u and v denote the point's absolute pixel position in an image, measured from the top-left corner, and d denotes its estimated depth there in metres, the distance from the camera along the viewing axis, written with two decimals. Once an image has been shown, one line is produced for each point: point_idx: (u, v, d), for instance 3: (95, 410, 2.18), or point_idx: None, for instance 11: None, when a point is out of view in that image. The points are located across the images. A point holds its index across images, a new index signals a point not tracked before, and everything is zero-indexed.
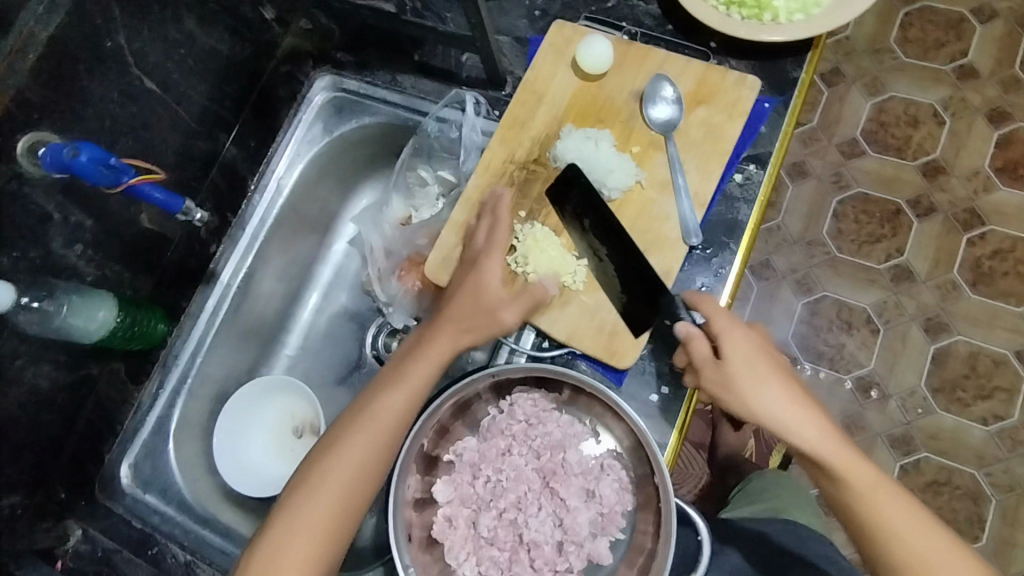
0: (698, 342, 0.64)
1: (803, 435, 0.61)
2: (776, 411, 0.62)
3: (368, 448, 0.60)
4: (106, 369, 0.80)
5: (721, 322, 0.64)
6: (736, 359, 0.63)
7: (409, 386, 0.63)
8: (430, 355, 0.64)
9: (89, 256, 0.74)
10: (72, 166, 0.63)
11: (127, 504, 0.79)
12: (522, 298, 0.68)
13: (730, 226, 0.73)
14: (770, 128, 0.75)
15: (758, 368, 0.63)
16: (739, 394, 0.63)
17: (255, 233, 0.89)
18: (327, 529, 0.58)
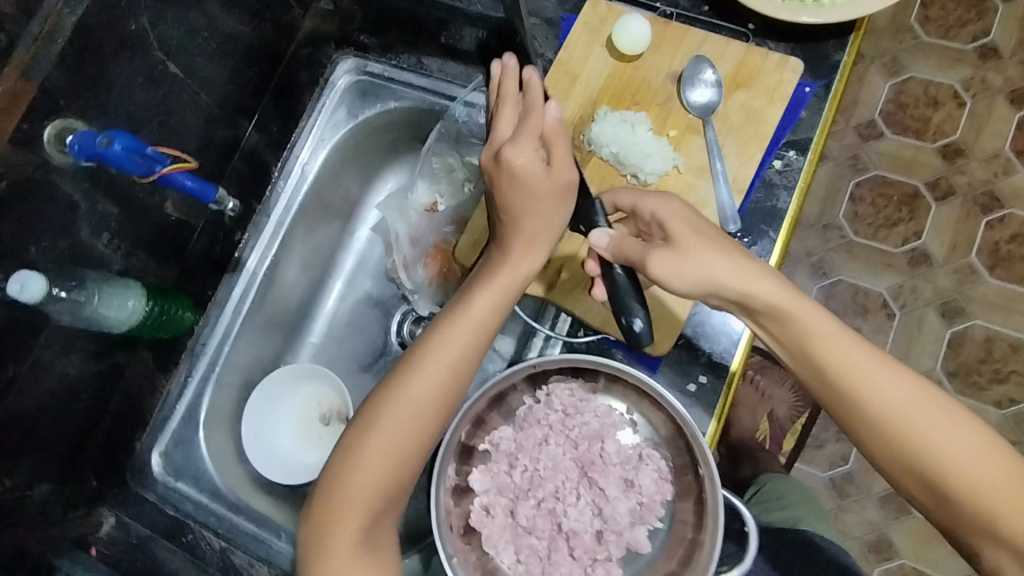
0: (628, 242, 0.60)
1: (770, 302, 0.56)
2: (735, 276, 0.56)
3: (432, 383, 0.59)
4: (134, 358, 0.79)
5: (650, 204, 0.62)
6: (679, 231, 0.59)
7: (480, 311, 0.61)
8: (497, 282, 0.62)
9: (117, 244, 0.73)
10: (105, 155, 0.63)
11: (160, 492, 0.78)
12: (561, 171, 0.62)
13: (769, 213, 0.71)
14: (811, 113, 0.73)
15: (703, 233, 0.58)
16: (693, 265, 0.57)
17: (281, 220, 0.86)
18: (399, 454, 0.58)
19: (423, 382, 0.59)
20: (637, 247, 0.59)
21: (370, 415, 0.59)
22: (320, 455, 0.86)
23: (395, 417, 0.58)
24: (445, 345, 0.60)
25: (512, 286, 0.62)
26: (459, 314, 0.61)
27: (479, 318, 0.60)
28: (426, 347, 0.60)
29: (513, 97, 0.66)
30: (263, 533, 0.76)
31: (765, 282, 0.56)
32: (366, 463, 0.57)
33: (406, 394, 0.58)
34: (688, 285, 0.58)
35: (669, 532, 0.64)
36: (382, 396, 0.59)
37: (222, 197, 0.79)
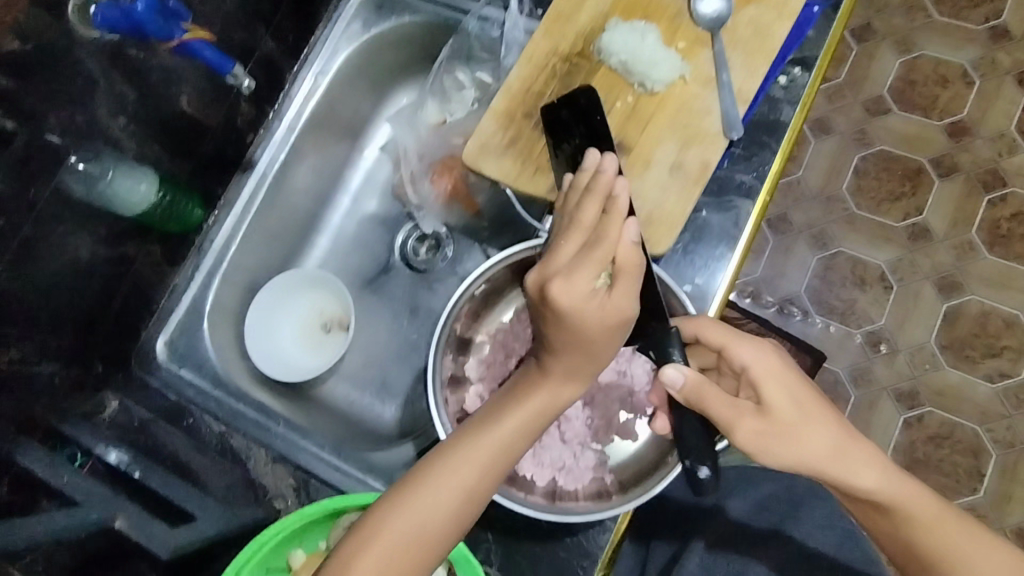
0: (709, 391, 0.54)
1: (851, 458, 0.53)
2: (829, 459, 0.53)
3: (452, 494, 0.53)
4: (143, 251, 0.80)
5: (739, 352, 0.56)
6: (782, 411, 0.54)
7: (524, 416, 0.55)
8: (527, 408, 0.56)
9: (131, 129, 0.75)
10: (134, 14, 0.66)
11: (164, 377, 0.81)
12: (621, 299, 0.53)
13: (771, 125, 0.74)
14: (818, 32, 0.75)
15: (795, 398, 0.54)
16: (785, 446, 0.53)
17: (292, 126, 0.89)
18: (416, 556, 0.51)
19: (455, 478, 0.53)
20: (727, 410, 0.54)
21: (390, 508, 0.52)
22: (324, 359, 0.89)
23: (416, 518, 0.52)
24: (485, 438, 0.54)
25: (555, 409, 0.57)
26: (504, 417, 0.55)
27: (513, 433, 0.55)
28: (463, 440, 0.55)
29: (590, 219, 0.55)
30: (264, 419, 0.79)
31: (857, 465, 0.53)
32: (380, 556, 0.50)
33: (421, 503, 0.52)
34: (783, 467, 0.54)
35: (658, 425, 0.68)
36: (411, 484, 0.53)
37: (239, 73, 0.81)
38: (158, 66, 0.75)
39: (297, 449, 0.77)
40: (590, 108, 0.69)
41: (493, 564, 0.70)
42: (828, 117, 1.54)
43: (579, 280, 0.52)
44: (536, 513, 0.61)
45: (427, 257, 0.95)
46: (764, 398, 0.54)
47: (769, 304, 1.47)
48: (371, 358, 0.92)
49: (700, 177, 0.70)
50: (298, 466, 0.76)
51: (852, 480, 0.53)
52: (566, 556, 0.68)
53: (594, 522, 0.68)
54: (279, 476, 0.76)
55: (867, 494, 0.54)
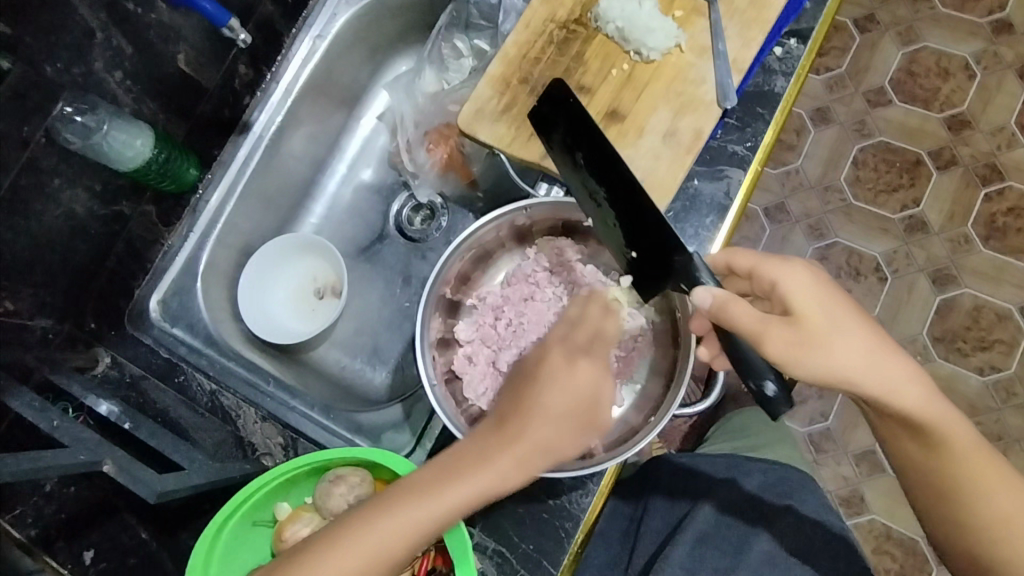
0: (738, 305, 0.56)
1: (884, 370, 0.56)
2: (863, 367, 0.56)
3: (375, 557, 0.49)
4: (139, 210, 0.81)
5: (774, 272, 0.58)
6: (815, 314, 0.56)
7: (472, 489, 0.50)
8: (478, 481, 0.50)
9: (128, 85, 0.75)
10: None
11: (155, 335, 0.80)
12: (585, 379, 0.55)
13: (765, 97, 0.75)
14: (816, 4, 0.76)
15: (832, 312, 0.56)
16: (818, 355, 0.55)
17: (290, 88, 0.87)
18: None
19: (379, 548, 0.49)
20: (757, 321, 0.56)
21: (313, 559, 0.50)
22: (316, 323, 0.90)
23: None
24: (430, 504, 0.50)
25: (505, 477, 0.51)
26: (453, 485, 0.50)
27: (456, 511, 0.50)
28: (400, 509, 0.50)
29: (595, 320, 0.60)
30: (255, 378, 0.79)
31: (890, 372, 0.56)
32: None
33: (337, 565, 0.49)
34: (814, 377, 0.56)
35: (642, 391, 0.70)
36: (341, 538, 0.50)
37: (235, 27, 0.79)
38: (156, 22, 0.75)
39: (286, 408, 0.77)
40: (566, 96, 0.67)
41: (476, 524, 0.71)
42: (829, 107, 1.54)
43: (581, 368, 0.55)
44: None
45: (422, 226, 0.95)
46: (795, 308, 0.57)
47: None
48: (363, 326, 0.93)
49: (692, 145, 0.70)
50: (287, 425, 0.77)
51: (886, 386, 0.56)
52: (549, 518, 0.70)
53: (577, 486, 0.70)
54: (267, 435, 0.77)
55: (900, 404, 0.57)
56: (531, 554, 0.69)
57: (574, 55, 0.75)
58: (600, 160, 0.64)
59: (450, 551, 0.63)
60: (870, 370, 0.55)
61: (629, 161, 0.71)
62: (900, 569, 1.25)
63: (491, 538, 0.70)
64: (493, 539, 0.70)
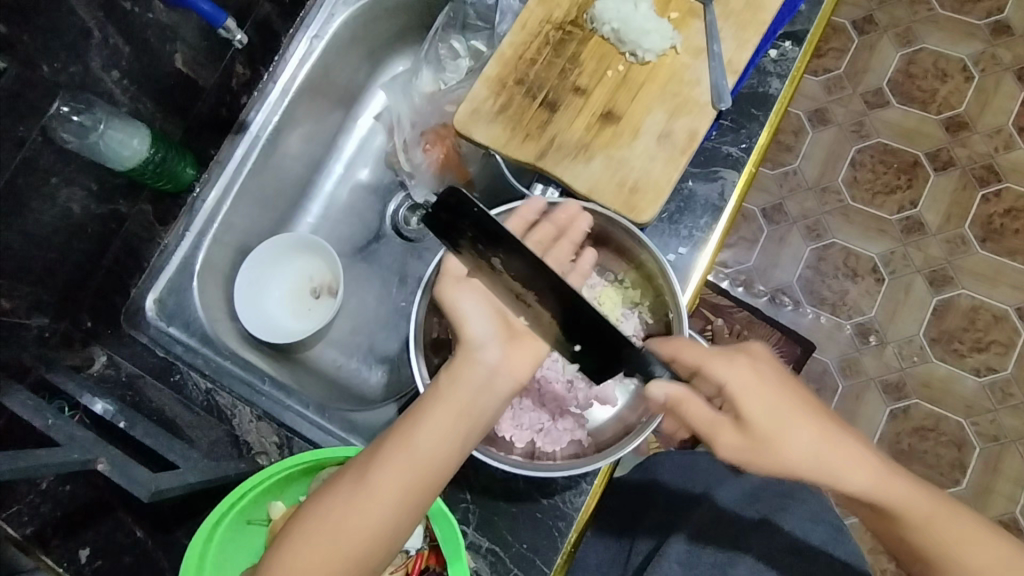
0: (692, 404, 0.56)
1: (831, 460, 0.57)
2: (810, 458, 0.56)
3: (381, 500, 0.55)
4: (135, 209, 0.80)
5: (719, 370, 0.57)
6: (762, 420, 0.56)
7: (436, 431, 0.58)
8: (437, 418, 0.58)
9: (125, 85, 0.75)
10: None
11: (152, 334, 0.80)
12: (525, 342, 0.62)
13: (760, 99, 0.75)
14: (811, 6, 0.76)
15: (777, 407, 0.56)
16: (767, 458, 0.56)
17: (286, 88, 0.88)
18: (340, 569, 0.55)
19: (367, 501, 0.55)
20: (707, 421, 0.57)
21: (305, 530, 0.55)
22: (312, 322, 0.90)
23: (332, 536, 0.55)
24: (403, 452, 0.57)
25: (467, 413, 0.58)
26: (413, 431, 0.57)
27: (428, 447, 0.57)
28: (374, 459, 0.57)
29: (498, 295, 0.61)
30: (251, 377, 0.79)
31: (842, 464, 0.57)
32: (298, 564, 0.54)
33: (345, 513, 0.55)
34: (768, 474, 0.57)
35: (636, 391, 0.69)
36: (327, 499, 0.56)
37: (230, 27, 0.80)
38: (153, 21, 0.75)
39: (281, 408, 0.78)
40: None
41: (470, 523, 0.71)
42: (828, 107, 1.54)
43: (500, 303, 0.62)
44: (514, 469, 0.63)
45: (418, 226, 0.95)
46: (745, 415, 0.56)
47: (761, 293, 1.48)
48: (359, 325, 0.93)
49: (686, 147, 0.71)
50: (283, 424, 0.77)
51: (833, 475, 0.57)
52: (543, 517, 0.70)
53: (571, 485, 0.70)
54: (263, 434, 0.77)
55: (853, 486, 0.58)
56: (525, 553, 0.70)
57: (569, 56, 0.75)
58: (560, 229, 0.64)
59: (435, 528, 0.65)
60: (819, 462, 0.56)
61: (623, 163, 0.71)
62: (896, 569, 1.25)
63: (485, 537, 0.70)
64: (487, 538, 0.70)
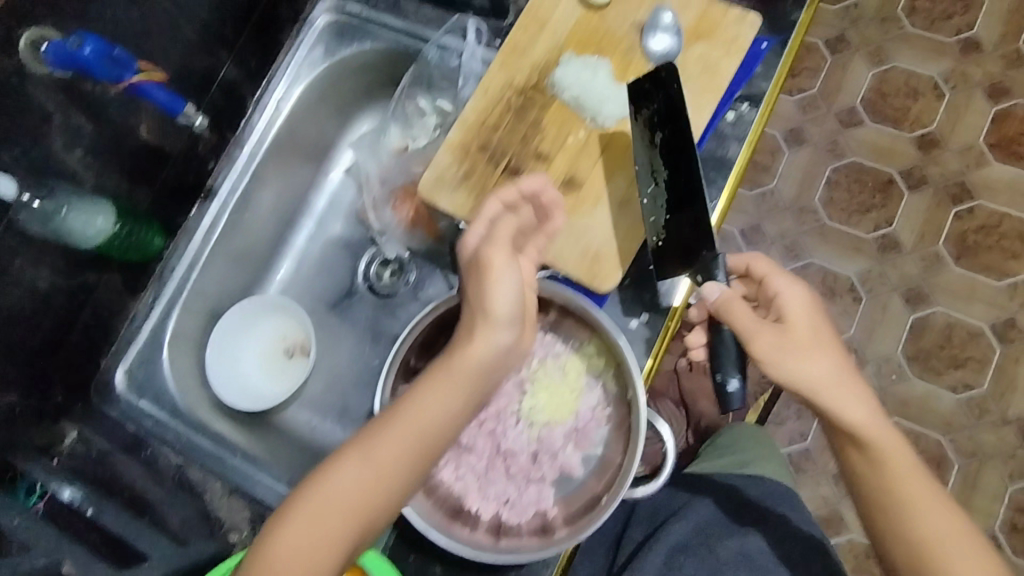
0: (738, 306, 0.66)
1: (838, 386, 0.64)
2: (824, 372, 0.64)
3: (398, 444, 0.56)
4: (104, 278, 0.80)
5: (780, 285, 0.68)
6: (797, 328, 0.65)
7: (417, 416, 0.57)
8: (466, 360, 0.59)
9: (88, 162, 0.74)
10: (77, 58, 0.65)
11: (123, 408, 0.80)
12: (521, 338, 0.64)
13: (719, 163, 0.75)
14: (766, 68, 0.76)
15: (812, 326, 0.66)
16: (790, 359, 0.64)
17: (253, 152, 0.88)
18: (321, 542, 0.53)
19: (352, 477, 0.54)
20: (751, 323, 0.65)
21: (326, 477, 0.55)
22: (285, 384, 0.89)
23: (335, 482, 0.54)
24: (379, 440, 0.56)
25: (461, 375, 0.59)
26: (398, 412, 0.58)
27: (441, 410, 0.58)
28: (367, 438, 0.56)
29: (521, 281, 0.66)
30: (221, 450, 0.79)
31: (851, 390, 0.64)
32: (275, 559, 0.52)
33: (362, 481, 0.55)
34: (782, 376, 0.65)
35: (601, 459, 0.68)
36: (305, 487, 0.55)
37: (190, 112, 0.79)
38: (115, 97, 0.75)
39: (251, 481, 0.78)
40: (670, 79, 0.68)
41: None
42: (803, 127, 1.56)
43: (491, 258, 0.62)
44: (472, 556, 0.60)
45: (390, 282, 0.95)
46: (787, 324, 0.66)
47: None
48: (334, 382, 0.93)
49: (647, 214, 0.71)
50: (253, 497, 0.77)
51: (838, 399, 0.64)
52: None
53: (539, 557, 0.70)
54: (234, 509, 0.77)
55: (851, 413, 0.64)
56: None
57: (531, 121, 0.76)
58: (676, 145, 0.68)
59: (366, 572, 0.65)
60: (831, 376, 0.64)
61: (585, 233, 0.72)
62: None
63: None
64: None
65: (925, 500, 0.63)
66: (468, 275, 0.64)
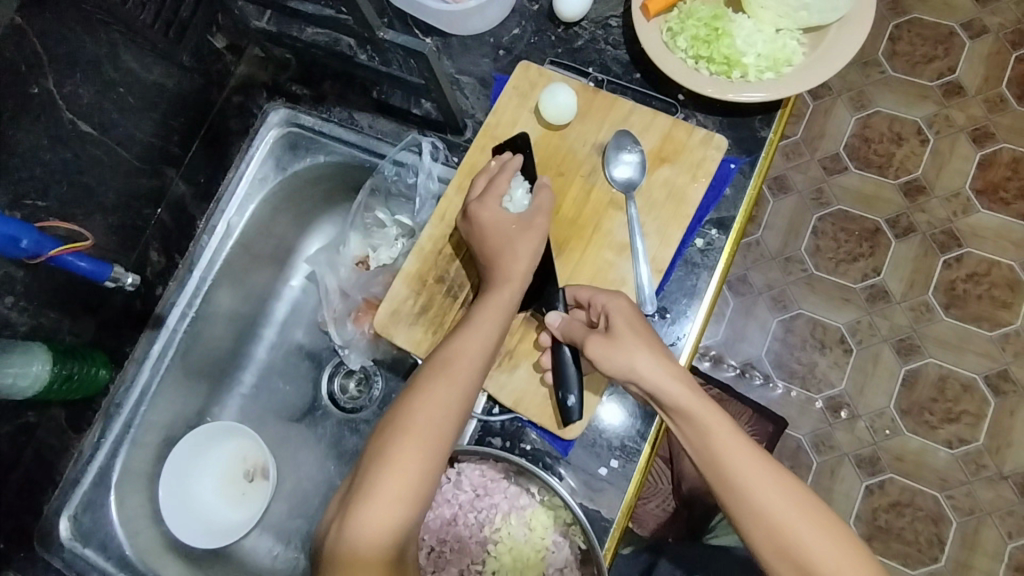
0: (574, 325, 0.64)
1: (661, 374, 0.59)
2: (647, 362, 0.60)
3: (457, 390, 0.61)
4: (45, 416, 0.76)
5: (603, 298, 0.64)
6: (621, 326, 0.61)
7: (485, 326, 0.63)
8: (503, 298, 0.65)
9: (23, 305, 0.71)
10: None
11: (66, 558, 0.76)
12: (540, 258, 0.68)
13: (689, 292, 0.71)
14: (736, 190, 0.73)
15: (634, 324, 0.62)
16: (619, 358, 0.60)
17: (205, 274, 0.85)
18: (415, 477, 0.57)
19: (439, 389, 0.60)
20: (581, 332, 0.63)
21: (405, 406, 0.60)
22: (249, 512, 0.84)
23: (421, 417, 0.59)
24: (454, 365, 0.62)
25: (512, 301, 0.65)
26: (466, 328, 0.64)
27: (494, 321, 0.64)
28: (434, 369, 0.61)
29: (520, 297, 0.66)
30: None
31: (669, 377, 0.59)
32: (383, 498, 0.56)
33: (434, 400, 0.60)
34: (616, 376, 0.61)
35: None
36: (394, 426, 0.59)
37: (119, 273, 0.72)
38: None
39: None
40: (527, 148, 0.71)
41: None
42: (787, 174, 1.50)
43: (539, 223, 0.67)
44: None
45: (355, 394, 0.92)
46: (613, 327, 0.62)
47: (730, 368, 1.42)
48: (297, 501, 0.89)
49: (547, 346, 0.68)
50: None
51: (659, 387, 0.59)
52: None
53: None
54: None
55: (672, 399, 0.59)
56: None
57: None
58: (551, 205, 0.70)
59: None
60: (652, 366, 0.59)
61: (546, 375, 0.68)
62: None
63: None
64: None
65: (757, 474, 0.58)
66: (513, 232, 0.66)
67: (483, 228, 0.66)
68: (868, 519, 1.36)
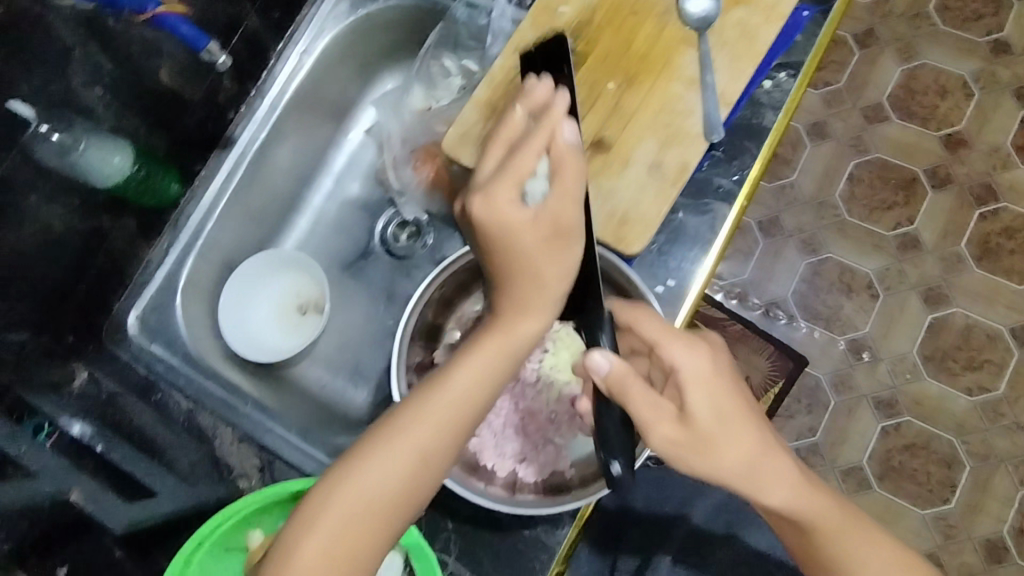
0: (632, 385, 0.55)
1: (757, 469, 0.56)
2: (740, 466, 0.55)
3: (423, 437, 0.55)
4: (117, 223, 0.78)
5: (674, 356, 0.56)
6: (709, 422, 0.54)
7: (466, 381, 0.57)
8: (492, 349, 0.59)
9: (107, 100, 0.73)
10: None
11: (133, 350, 0.80)
12: (562, 270, 0.58)
13: (754, 130, 0.75)
14: (807, 36, 0.75)
15: (720, 402, 0.55)
16: (701, 459, 0.55)
17: (274, 104, 0.88)
18: (350, 537, 0.52)
19: (400, 440, 0.55)
20: (648, 411, 0.55)
21: (363, 448, 0.55)
22: (297, 341, 0.88)
23: (371, 472, 0.54)
24: (422, 414, 0.56)
25: (507, 350, 0.59)
26: (446, 376, 0.58)
27: (476, 370, 0.57)
28: (404, 411, 0.56)
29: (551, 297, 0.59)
30: (231, 399, 0.80)
31: (750, 441, 0.55)
32: (312, 549, 0.51)
33: (395, 443, 0.55)
34: (698, 474, 0.56)
35: None
36: (345, 470, 0.54)
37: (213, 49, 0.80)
38: (138, 37, 0.73)
39: (263, 429, 0.79)
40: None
41: (451, 553, 0.70)
42: (827, 121, 1.46)
43: (567, 218, 0.57)
44: (493, 503, 0.63)
45: (406, 244, 0.94)
46: (690, 411, 0.55)
47: (754, 307, 1.39)
48: (346, 341, 0.92)
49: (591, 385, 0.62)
50: (264, 446, 0.78)
51: (750, 476, 0.56)
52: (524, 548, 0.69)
53: (553, 518, 0.70)
54: (244, 456, 0.78)
55: (762, 479, 0.56)
56: None
57: None
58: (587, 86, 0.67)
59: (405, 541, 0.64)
60: (740, 464, 0.55)
61: (613, 191, 0.70)
62: None
63: (467, 568, 0.70)
64: (469, 569, 0.70)
65: (849, 540, 0.58)
66: (532, 231, 0.56)
67: (497, 223, 0.55)
68: (882, 461, 1.33)
